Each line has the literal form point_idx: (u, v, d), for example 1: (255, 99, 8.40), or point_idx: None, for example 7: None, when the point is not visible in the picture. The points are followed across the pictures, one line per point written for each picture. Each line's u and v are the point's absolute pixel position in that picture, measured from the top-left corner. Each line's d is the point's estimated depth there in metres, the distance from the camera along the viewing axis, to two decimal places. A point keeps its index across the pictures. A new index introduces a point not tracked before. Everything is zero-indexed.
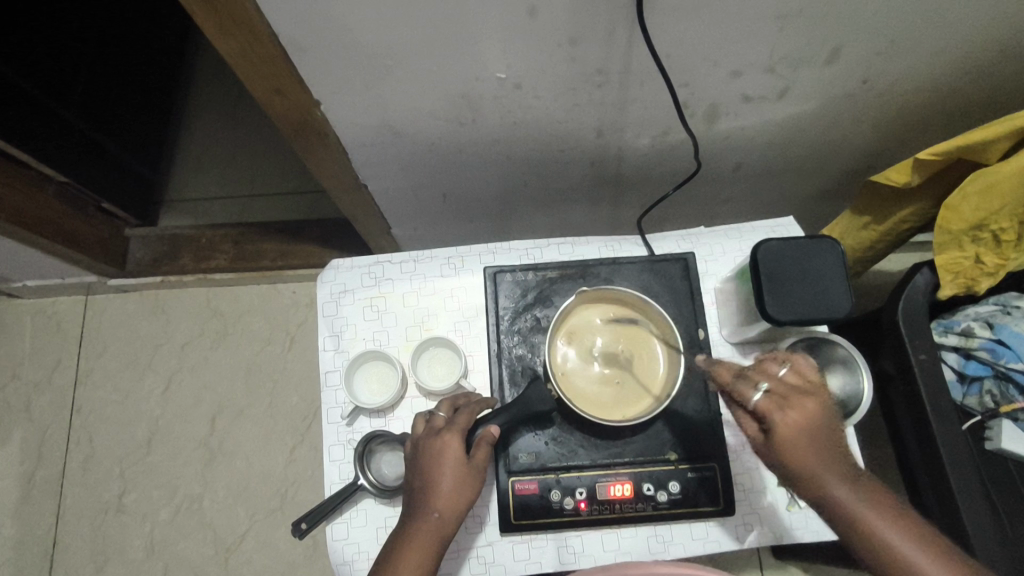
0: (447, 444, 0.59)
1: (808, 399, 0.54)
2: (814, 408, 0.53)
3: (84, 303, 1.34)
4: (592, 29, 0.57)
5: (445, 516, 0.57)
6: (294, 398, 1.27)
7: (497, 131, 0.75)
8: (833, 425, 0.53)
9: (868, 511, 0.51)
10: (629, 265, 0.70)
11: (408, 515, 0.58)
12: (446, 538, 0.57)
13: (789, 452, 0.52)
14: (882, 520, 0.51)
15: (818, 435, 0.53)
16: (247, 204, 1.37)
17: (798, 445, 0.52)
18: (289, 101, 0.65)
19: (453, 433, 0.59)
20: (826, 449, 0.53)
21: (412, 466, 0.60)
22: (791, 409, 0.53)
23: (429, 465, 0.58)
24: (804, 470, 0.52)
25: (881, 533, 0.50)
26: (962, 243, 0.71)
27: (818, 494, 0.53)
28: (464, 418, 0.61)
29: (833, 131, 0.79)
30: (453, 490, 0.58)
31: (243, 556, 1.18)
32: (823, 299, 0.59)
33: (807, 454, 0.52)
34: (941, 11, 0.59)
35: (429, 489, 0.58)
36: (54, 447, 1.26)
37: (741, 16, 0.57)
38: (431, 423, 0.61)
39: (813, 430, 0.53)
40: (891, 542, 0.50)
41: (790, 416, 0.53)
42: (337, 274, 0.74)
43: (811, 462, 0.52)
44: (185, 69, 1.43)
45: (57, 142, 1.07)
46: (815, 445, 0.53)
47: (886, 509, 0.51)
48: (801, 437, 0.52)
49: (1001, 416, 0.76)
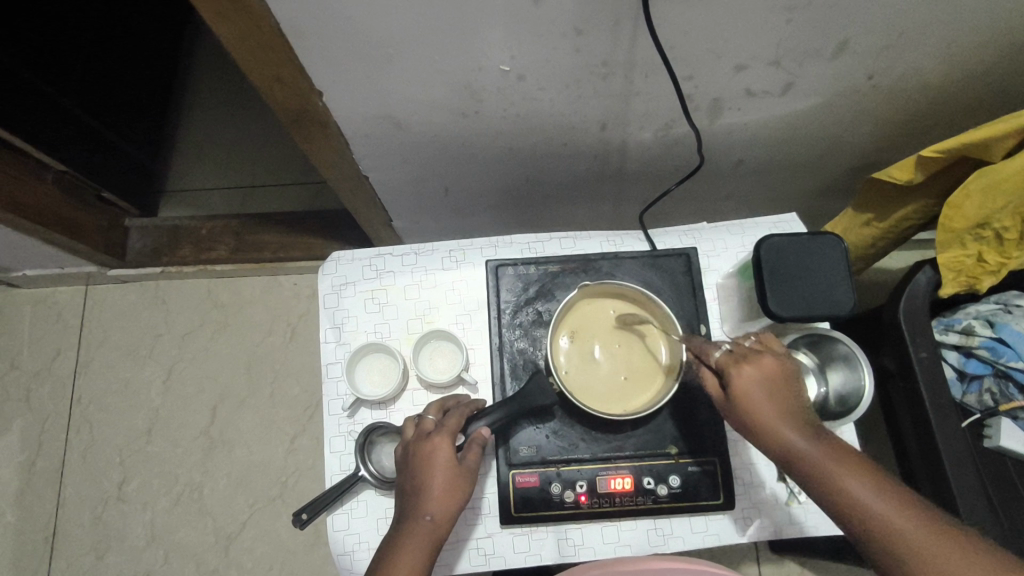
0: (437, 447, 0.59)
1: (765, 357, 0.55)
2: (771, 365, 0.55)
3: (84, 293, 1.34)
4: (597, 20, 0.57)
5: (437, 519, 0.57)
6: (294, 389, 1.27)
7: (500, 123, 0.75)
8: (791, 383, 0.54)
9: (836, 467, 0.50)
10: (631, 260, 0.70)
11: (400, 520, 0.58)
12: (439, 541, 0.57)
13: (748, 404, 0.53)
14: (852, 478, 0.50)
15: (778, 390, 0.54)
16: (247, 194, 1.37)
17: (758, 397, 0.53)
18: (291, 90, 0.64)
19: (443, 435, 0.59)
20: (787, 405, 0.53)
21: (403, 470, 0.60)
22: (747, 363, 0.54)
23: (420, 469, 0.59)
24: (760, 419, 0.53)
25: (850, 491, 0.49)
26: (965, 242, 0.71)
27: (785, 452, 0.52)
28: (453, 420, 0.61)
29: (837, 126, 0.79)
30: (444, 492, 0.58)
31: (243, 546, 1.18)
32: (825, 295, 0.60)
33: (767, 406, 0.53)
34: (948, 5, 0.59)
35: (420, 493, 0.58)
36: (54, 436, 1.26)
37: (747, 8, 0.57)
38: (420, 427, 0.61)
39: (772, 385, 0.54)
40: (861, 500, 0.49)
41: (745, 370, 0.54)
42: (339, 266, 0.73)
43: (772, 415, 0.53)
44: (186, 58, 1.42)
45: (56, 129, 1.06)
46: (774, 399, 0.53)
47: (856, 467, 0.50)
48: (759, 391, 0.53)
49: (1000, 415, 0.77)
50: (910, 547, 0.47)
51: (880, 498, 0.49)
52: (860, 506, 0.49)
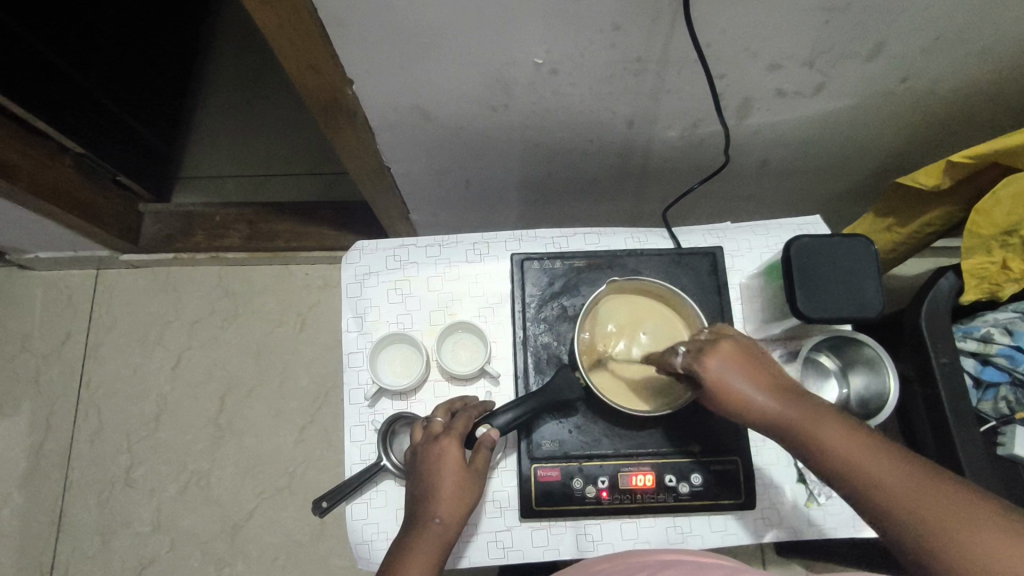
0: (445, 449, 0.59)
1: (724, 343, 0.55)
2: (731, 349, 0.55)
3: (95, 278, 1.34)
4: (636, 14, 0.57)
5: (447, 521, 0.57)
6: (304, 378, 1.27)
7: (528, 117, 0.74)
8: (758, 362, 0.54)
9: (821, 434, 0.50)
10: (656, 257, 0.70)
11: (409, 524, 0.57)
12: (449, 544, 0.57)
13: (722, 388, 0.54)
14: (837, 443, 0.50)
15: (748, 368, 0.54)
16: (262, 183, 1.36)
17: (730, 377, 0.54)
18: (323, 77, 0.64)
19: (452, 437, 0.59)
20: (761, 380, 0.54)
21: (412, 472, 0.60)
22: (710, 347, 0.55)
23: (428, 471, 0.58)
24: (740, 402, 0.53)
25: (839, 456, 0.49)
26: (991, 248, 0.71)
27: (770, 426, 0.53)
28: (461, 423, 0.61)
29: (864, 129, 0.79)
30: (453, 495, 0.58)
31: (250, 534, 1.18)
32: (854, 297, 0.60)
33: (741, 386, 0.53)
34: (986, 9, 0.59)
35: (430, 495, 0.57)
36: (62, 420, 1.26)
37: (787, 6, 0.57)
38: (428, 430, 0.61)
39: (740, 364, 0.54)
40: (851, 463, 0.49)
41: (710, 353, 0.55)
42: (362, 255, 0.73)
43: (748, 392, 0.53)
44: (203, 45, 1.42)
45: (76, 112, 1.05)
46: (748, 377, 0.54)
47: (841, 432, 0.50)
48: (728, 372, 0.54)
49: (1017, 422, 0.76)
50: (905, 504, 0.46)
51: (871, 460, 0.48)
52: (851, 469, 0.48)
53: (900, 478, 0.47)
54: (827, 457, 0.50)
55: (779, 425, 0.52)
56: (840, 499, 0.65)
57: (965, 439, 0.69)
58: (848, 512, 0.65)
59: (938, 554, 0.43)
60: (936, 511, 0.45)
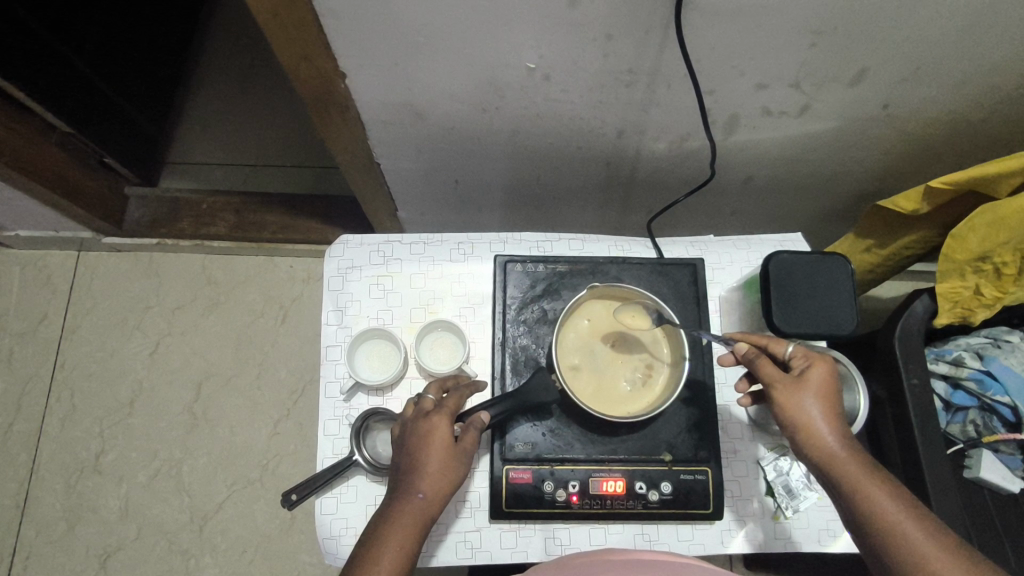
0: (436, 426, 0.58)
1: (818, 366, 0.55)
2: (821, 374, 0.55)
3: (76, 259, 1.32)
4: (629, 26, 0.58)
5: (430, 497, 0.56)
6: (282, 372, 1.26)
7: (519, 120, 0.75)
8: (833, 391, 0.55)
9: (865, 479, 0.51)
10: (638, 266, 0.70)
11: (392, 496, 0.57)
12: (430, 519, 0.56)
13: (790, 400, 0.55)
14: (878, 492, 0.51)
15: (831, 395, 0.55)
16: (249, 173, 1.35)
17: (807, 397, 0.54)
18: (315, 69, 0.64)
19: (442, 415, 0.59)
20: (833, 409, 0.54)
21: (399, 447, 0.59)
22: (817, 362, 0.56)
23: (417, 447, 0.57)
24: (803, 418, 0.54)
25: (875, 502, 0.50)
26: (964, 273, 0.73)
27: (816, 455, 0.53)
28: (453, 401, 0.60)
29: (848, 151, 0.80)
30: (439, 473, 0.57)
31: (218, 526, 1.17)
32: (828, 314, 0.61)
33: (813, 405, 0.54)
34: (970, 39, 0.61)
35: (416, 470, 0.57)
36: (34, 401, 1.24)
37: (775, 27, 0.58)
38: (420, 406, 0.60)
39: (823, 392, 0.55)
40: (886, 510, 0.50)
41: (817, 370, 0.55)
42: (346, 249, 0.73)
43: (812, 413, 0.54)
44: (200, 32, 1.41)
45: (65, 90, 1.04)
46: (823, 402, 0.55)
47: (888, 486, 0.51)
48: (808, 391, 0.55)
49: (982, 446, 0.77)
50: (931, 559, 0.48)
51: (905, 513, 0.50)
52: (880, 515, 0.50)
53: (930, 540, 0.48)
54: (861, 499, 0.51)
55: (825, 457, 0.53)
56: (806, 513, 0.66)
57: (931, 461, 0.70)
58: (814, 526, 0.66)
59: None
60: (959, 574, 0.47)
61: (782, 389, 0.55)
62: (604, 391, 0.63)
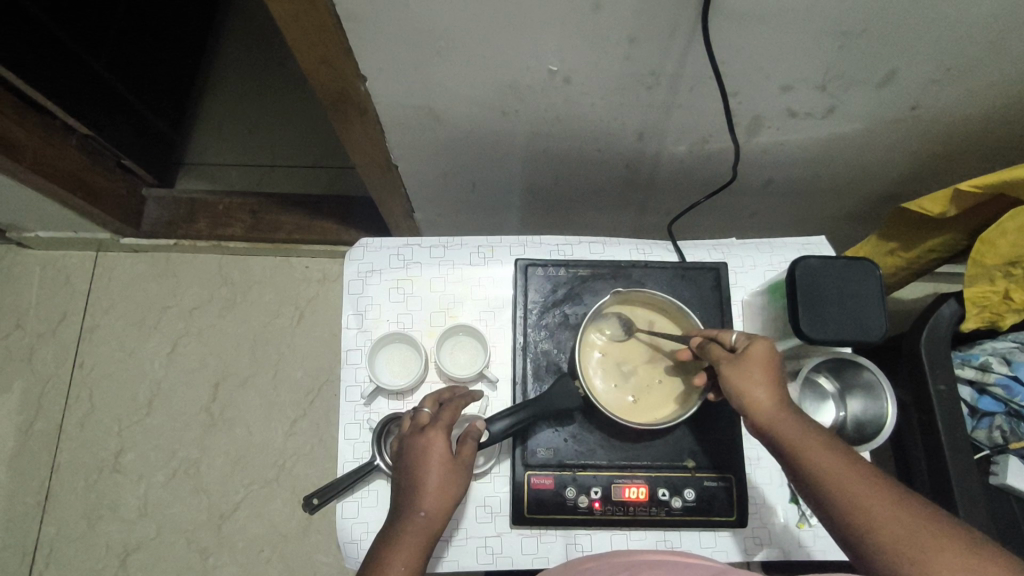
0: (432, 443, 0.57)
1: (760, 345, 0.54)
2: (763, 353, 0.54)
3: (94, 260, 1.33)
4: (654, 29, 0.57)
5: (432, 514, 0.56)
6: (298, 372, 1.26)
7: (538, 123, 0.74)
8: (775, 365, 0.54)
9: (805, 440, 0.50)
10: (660, 270, 0.70)
11: (395, 515, 0.56)
12: (433, 536, 0.56)
13: (735, 379, 0.53)
14: (816, 450, 0.50)
15: (774, 370, 0.53)
16: (264, 174, 1.36)
17: (751, 373, 0.53)
18: (335, 72, 0.64)
19: (437, 430, 0.58)
20: (778, 384, 0.53)
21: (399, 465, 0.58)
22: (764, 339, 0.54)
23: (415, 465, 0.57)
24: (742, 391, 0.53)
25: (816, 460, 0.49)
26: (994, 278, 0.71)
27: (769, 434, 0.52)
28: (447, 414, 0.59)
29: (873, 153, 0.79)
30: (439, 489, 0.56)
31: (236, 525, 1.18)
32: (857, 322, 0.60)
33: (754, 380, 0.53)
34: (1002, 40, 0.59)
35: (415, 489, 0.56)
36: (54, 400, 1.25)
37: (802, 30, 0.57)
38: (415, 421, 0.59)
39: (765, 368, 0.53)
40: (827, 467, 0.49)
41: (760, 344, 0.54)
42: (366, 253, 0.73)
43: (755, 387, 0.53)
44: (215, 33, 1.41)
45: (84, 93, 1.05)
46: (765, 375, 0.53)
47: (828, 445, 0.50)
48: (750, 367, 0.53)
49: (1010, 453, 0.76)
50: (873, 520, 0.46)
51: (846, 468, 0.49)
52: (822, 472, 0.49)
53: (875, 493, 0.47)
54: (820, 476, 0.49)
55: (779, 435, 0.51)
56: None
57: (958, 468, 0.69)
58: None
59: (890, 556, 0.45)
60: (922, 542, 0.44)
61: (727, 370, 0.54)
62: (643, 399, 0.62)
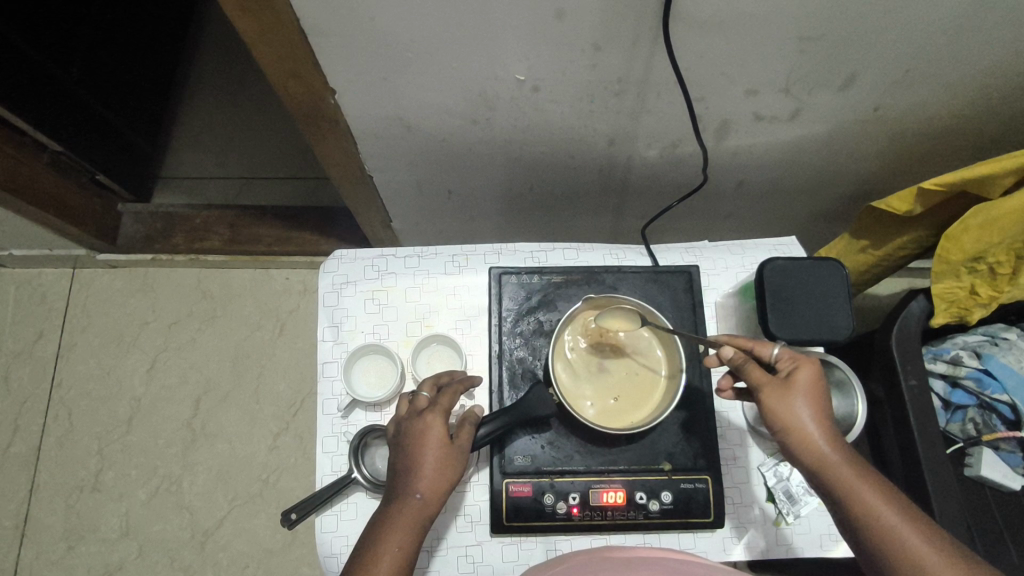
0: (430, 425, 0.57)
1: (803, 369, 0.54)
2: (806, 377, 0.54)
3: (70, 277, 1.32)
4: (617, 37, 0.58)
5: (429, 497, 0.56)
6: (280, 385, 1.25)
7: (509, 131, 0.75)
8: (821, 391, 0.53)
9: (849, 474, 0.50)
10: (633, 274, 0.70)
11: (390, 497, 0.56)
12: (428, 520, 0.56)
13: (779, 403, 0.53)
14: (862, 484, 0.50)
15: (819, 395, 0.53)
16: (242, 186, 1.35)
17: (795, 397, 0.53)
18: (303, 85, 0.64)
19: (436, 413, 0.58)
20: (823, 411, 0.53)
21: (395, 447, 0.58)
22: (805, 363, 0.54)
23: (414, 448, 0.57)
24: (787, 418, 0.52)
25: (860, 493, 0.49)
26: (959, 274, 0.73)
27: (815, 463, 0.51)
28: (446, 399, 0.60)
29: (841, 153, 0.80)
30: (435, 473, 0.56)
31: (220, 542, 1.16)
32: (825, 321, 0.61)
33: (800, 408, 0.52)
34: (958, 42, 0.61)
35: (412, 471, 0.56)
36: (31, 420, 1.23)
37: (761, 37, 0.58)
38: (413, 404, 0.60)
39: (810, 394, 0.53)
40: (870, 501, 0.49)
41: (805, 370, 0.54)
42: (340, 264, 0.73)
43: (799, 414, 0.52)
44: (189, 46, 1.41)
45: (54, 109, 1.04)
46: (811, 403, 0.53)
47: (872, 480, 0.50)
48: (794, 394, 0.53)
49: (983, 444, 0.77)
50: (911, 556, 0.47)
51: (887, 503, 0.49)
52: (864, 505, 0.49)
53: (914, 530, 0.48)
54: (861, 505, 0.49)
55: (827, 465, 0.51)
56: (807, 519, 0.66)
57: (931, 461, 0.70)
58: (817, 532, 0.66)
59: None
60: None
61: (767, 392, 0.54)
62: (623, 397, 0.63)
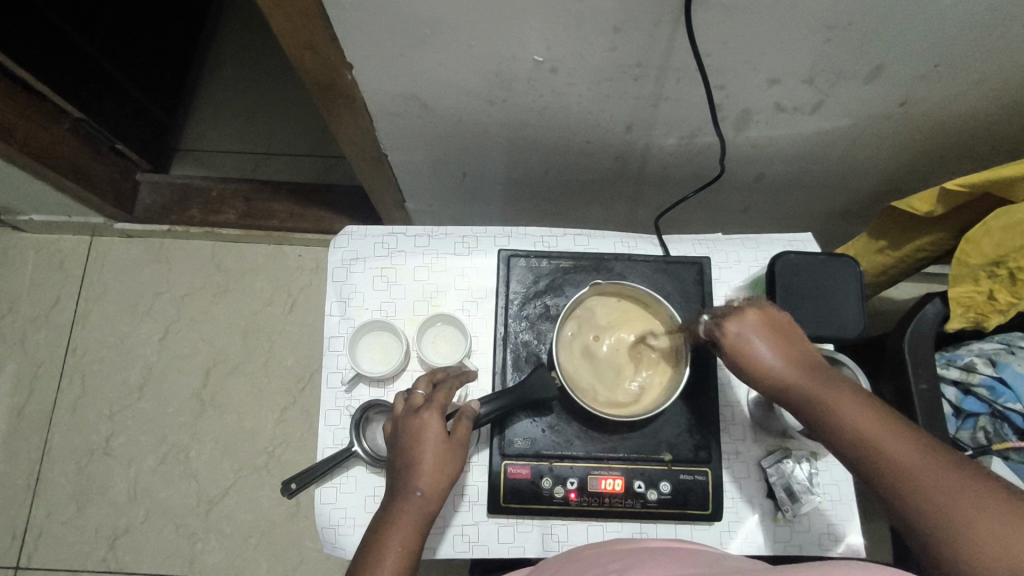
0: (427, 423, 0.58)
1: (744, 319, 0.55)
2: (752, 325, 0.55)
3: (88, 245, 1.34)
4: (638, 20, 0.57)
5: (429, 494, 0.56)
6: (289, 360, 1.27)
7: (525, 113, 0.74)
8: (775, 333, 0.55)
9: (829, 403, 0.51)
10: (643, 263, 0.70)
11: (390, 497, 0.57)
12: (430, 516, 0.56)
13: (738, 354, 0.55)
14: (839, 409, 0.51)
15: (772, 337, 0.54)
16: (259, 161, 1.36)
17: (745, 345, 0.54)
18: (320, 59, 0.64)
19: (432, 410, 0.58)
20: (784, 350, 0.54)
21: (394, 445, 0.59)
22: (740, 316, 0.55)
23: (411, 446, 0.57)
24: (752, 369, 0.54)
25: (840, 419, 0.50)
26: (978, 278, 0.71)
27: (819, 414, 0.51)
28: (442, 395, 0.60)
29: (863, 148, 0.78)
30: (434, 470, 0.57)
31: (224, 511, 1.18)
32: (835, 317, 0.60)
33: (758, 356, 0.54)
34: (990, 34, 0.59)
35: (411, 469, 0.56)
36: (46, 384, 1.26)
37: (785, 25, 0.57)
38: (410, 402, 0.60)
39: (764, 336, 0.54)
40: (851, 422, 0.50)
41: (746, 320, 0.55)
42: (351, 240, 0.73)
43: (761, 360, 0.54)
44: (213, 19, 1.41)
45: (74, 75, 1.05)
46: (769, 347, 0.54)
47: (851, 403, 0.51)
48: (749, 340, 0.54)
49: (992, 454, 0.76)
50: (902, 474, 0.47)
51: (873, 423, 0.49)
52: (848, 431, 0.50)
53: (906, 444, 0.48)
54: (845, 433, 0.50)
55: (829, 413, 0.51)
56: (806, 516, 0.65)
57: None
58: (815, 531, 0.65)
59: (922, 507, 0.46)
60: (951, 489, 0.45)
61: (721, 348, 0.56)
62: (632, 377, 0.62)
